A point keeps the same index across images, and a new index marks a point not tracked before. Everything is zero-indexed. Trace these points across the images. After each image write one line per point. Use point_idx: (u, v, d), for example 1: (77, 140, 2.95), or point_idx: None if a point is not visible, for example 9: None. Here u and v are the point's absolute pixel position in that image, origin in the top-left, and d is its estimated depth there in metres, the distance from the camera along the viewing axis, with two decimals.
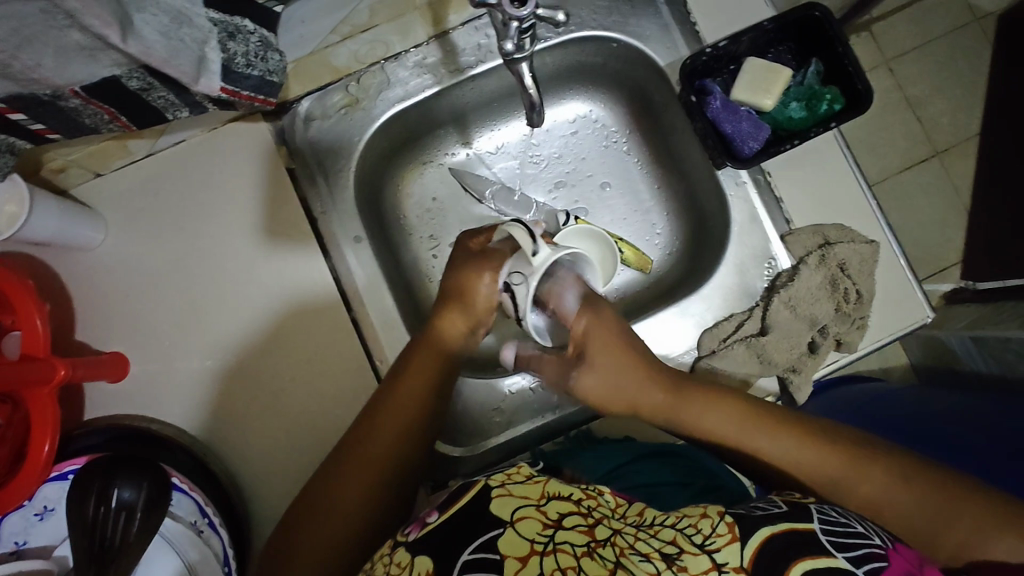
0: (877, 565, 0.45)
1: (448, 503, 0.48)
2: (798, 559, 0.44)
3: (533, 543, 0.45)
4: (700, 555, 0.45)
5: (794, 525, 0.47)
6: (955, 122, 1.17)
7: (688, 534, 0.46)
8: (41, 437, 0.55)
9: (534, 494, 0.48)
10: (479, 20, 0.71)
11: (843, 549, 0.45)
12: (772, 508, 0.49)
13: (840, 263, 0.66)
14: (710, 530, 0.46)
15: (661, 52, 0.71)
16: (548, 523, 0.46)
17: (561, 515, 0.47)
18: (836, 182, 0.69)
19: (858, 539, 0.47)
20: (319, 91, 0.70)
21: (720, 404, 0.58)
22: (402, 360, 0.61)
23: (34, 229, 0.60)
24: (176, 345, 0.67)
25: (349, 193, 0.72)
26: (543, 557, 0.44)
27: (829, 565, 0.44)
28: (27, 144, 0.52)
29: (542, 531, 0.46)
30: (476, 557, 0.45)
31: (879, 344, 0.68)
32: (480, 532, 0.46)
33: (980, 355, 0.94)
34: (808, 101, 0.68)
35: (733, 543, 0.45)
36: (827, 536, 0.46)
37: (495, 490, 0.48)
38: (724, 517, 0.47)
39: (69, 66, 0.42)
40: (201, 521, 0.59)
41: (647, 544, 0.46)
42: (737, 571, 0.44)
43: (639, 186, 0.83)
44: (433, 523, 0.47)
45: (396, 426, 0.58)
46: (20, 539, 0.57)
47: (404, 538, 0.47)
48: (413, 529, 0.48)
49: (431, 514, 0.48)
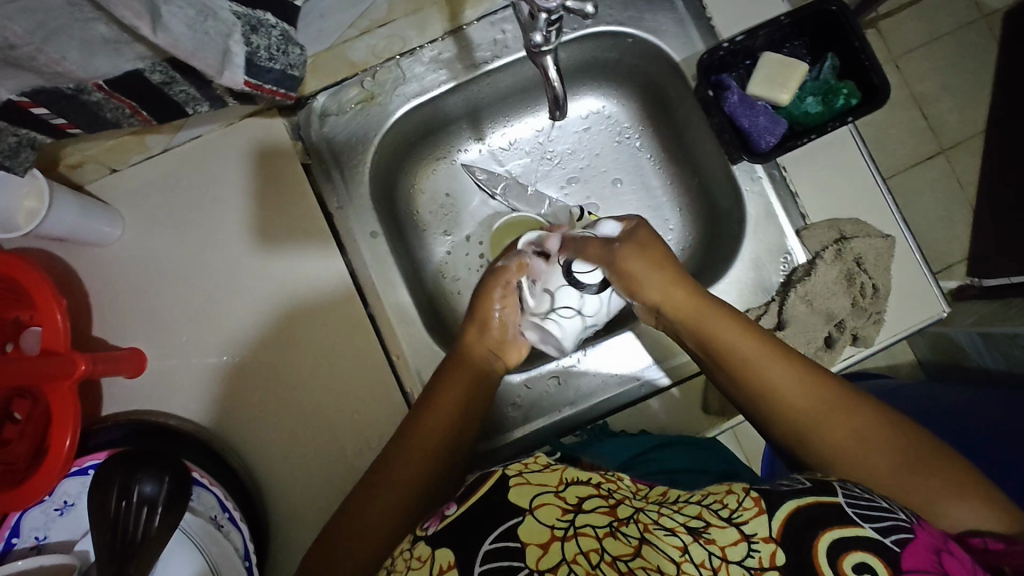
0: (903, 536, 0.44)
1: (465, 496, 0.49)
2: (826, 529, 0.44)
3: (552, 529, 0.44)
4: (727, 528, 0.44)
5: (818, 498, 0.47)
6: (962, 118, 1.17)
7: (713, 510, 0.46)
8: (62, 431, 0.55)
9: (552, 481, 0.48)
10: (495, 15, 0.71)
11: (869, 520, 0.45)
12: (795, 484, 0.49)
13: (856, 258, 0.66)
14: (737, 505, 0.46)
15: (677, 47, 0.71)
16: (567, 509, 0.46)
17: (581, 499, 0.47)
18: (852, 178, 0.69)
19: (882, 512, 0.46)
20: (334, 87, 0.71)
21: (734, 328, 0.59)
22: (439, 377, 0.64)
23: (52, 225, 0.60)
24: (193, 341, 0.67)
25: (364, 189, 0.72)
26: (564, 542, 0.44)
27: (855, 533, 0.44)
28: (48, 138, 0.52)
29: (561, 516, 0.45)
30: (497, 546, 0.44)
31: (895, 339, 0.68)
32: (500, 522, 0.45)
33: (988, 350, 0.94)
34: (825, 95, 0.68)
35: (761, 516, 0.45)
36: (852, 508, 0.46)
37: (513, 479, 0.49)
38: (749, 493, 0.47)
39: (94, 59, 0.42)
40: (221, 516, 0.59)
41: (671, 519, 0.46)
42: (767, 541, 0.44)
43: (653, 183, 0.83)
44: (450, 515, 0.47)
45: (435, 434, 0.60)
46: (40, 535, 0.57)
47: (423, 533, 0.47)
48: (432, 522, 0.48)
49: (448, 507, 0.48)
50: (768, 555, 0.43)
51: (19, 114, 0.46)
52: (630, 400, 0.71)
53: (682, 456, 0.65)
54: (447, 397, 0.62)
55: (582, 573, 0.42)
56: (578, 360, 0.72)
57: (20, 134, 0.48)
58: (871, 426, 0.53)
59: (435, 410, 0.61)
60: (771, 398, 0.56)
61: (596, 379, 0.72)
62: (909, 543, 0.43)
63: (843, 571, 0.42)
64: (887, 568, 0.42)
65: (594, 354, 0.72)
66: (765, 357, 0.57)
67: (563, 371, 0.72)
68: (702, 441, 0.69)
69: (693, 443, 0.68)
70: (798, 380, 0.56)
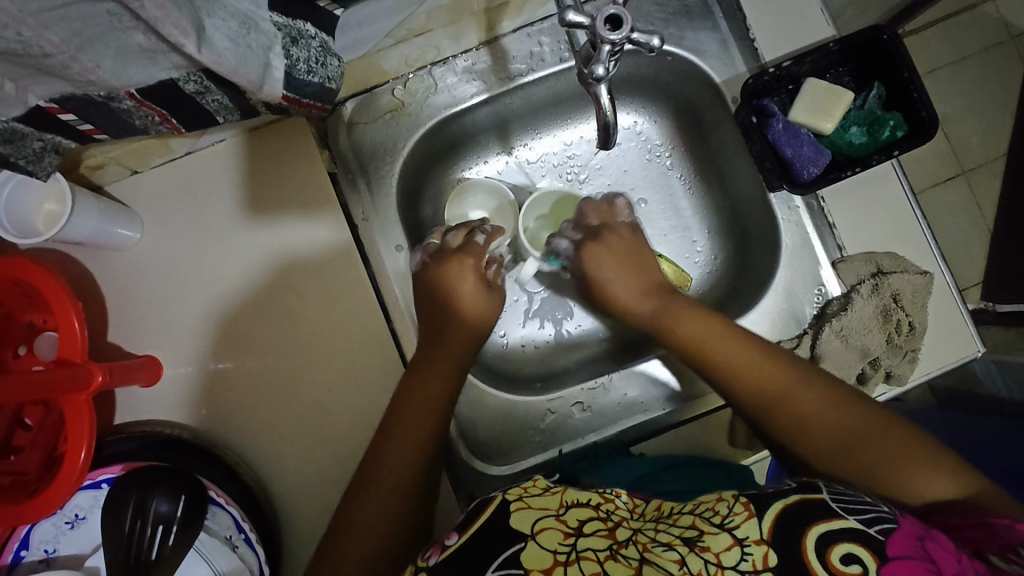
0: (888, 526, 0.43)
1: (466, 523, 0.48)
2: (810, 524, 0.44)
3: (555, 554, 0.45)
4: (720, 533, 0.45)
5: (804, 495, 0.46)
6: (983, 141, 1.15)
7: (706, 517, 0.47)
8: (77, 444, 0.53)
9: (553, 504, 0.49)
10: (532, 27, 0.69)
11: (854, 512, 0.44)
12: (782, 485, 0.48)
13: (893, 294, 0.65)
14: (728, 510, 0.46)
15: (718, 69, 0.69)
16: (569, 532, 0.47)
17: (581, 522, 0.48)
18: (892, 210, 0.68)
19: (867, 505, 0.45)
20: (365, 94, 0.68)
21: (740, 347, 0.58)
22: (426, 355, 0.63)
23: (72, 229, 0.59)
24: (210, 350, 0.66)
25: (391, 200, 0.71)
26: (567, 567, 0.44)
27: (841, 525, 0.43)
28: (73, 143, 0.50)
29: (563, 541, 0.46)
30: (501, 574, 0.44)
31: (929, 377, 0.67)
32: (503, 548, 0.46)
33: (1001, 380, 0.92)
34: (870, 126, 0.66)
35: (751, 519, 0.45)
36: (837, 502, 0.45)
37: (514, 504, 0.48)
38: (739, 497, 0.47)
39: (128, 68, 0.40)
40: (237, 537, 0.56)
41: (668, 533, 0.47)
42: (759, 544, 0.43)
43: (682, 203, 0.80)
44: (453, 546, 0.47)
45: (424, 414, 0.59)
46: (50, 547, 0.56)
47: (424, 563, 0.47)
48: (433, 552, 0.47)
49: (449, 536, 0.48)
50: (760, 557, 0.43)
51: (45, 120, 0.44)
52: (654, 429, 0.70)
53: (700, 479, 0.63)
54: (424, 390, 0.60)
55: None
56: (605, 383, 0.71)
57: (45, 139, 0.47)
58: (904, 453, 0.49)
59: (417, 402, 0.59)
60: (784, 400, 0.54)
61: (620, 401, 0.71)
62: (892, 532, 0.43)
63: (832, 564, 0.42)
64: (873, 558, 0.42)
65: (621, 375, 0.71)
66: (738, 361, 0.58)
67: (586, 396, 0.71)
68: (725, 464, 0.66)
69: (711, 465, 0.65)
70: (798, 390, 0.55)
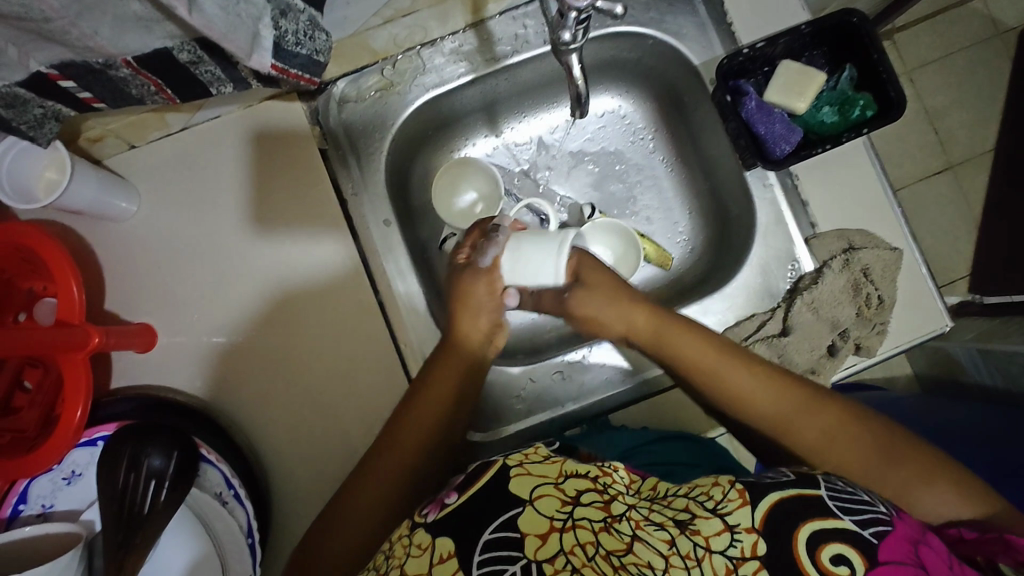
0: (882, 528, 0.45)
1: (465, 484, 0.50)
2: (807, 521, 0.45)
3: (552, 520, 0.46)
4: (711, 518, 0.46)
5: (801, 490, 0.47)
6: (970, 135, 1.18)
7: (700, 501, 0.48)
8: (74, 402, 0.56)
9: (553, 473, 0.49)
10: (518, 10, 0.72)
11: (850, 513, 0.46)
12: (779, 477, 0.49)
13: (863, 268, 0.67)
14: (722, 496, 0.47)
15: (696, 52, 0.71)
16: (566, 501, 0.47)
17: (578, 493, 0.48)
18: (863, 188, 0.70)
19: (863, 505, 0.47)
20: (354, 73, 0.71)
21: (707, 348, 0.58)
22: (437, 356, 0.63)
23: (72, 197, 0.61)
24: (204, 319, 0.68)
25: (379, 176, 0.73)
26: (562, 534, 0.45)
27: (837, 525, 0.45)
28: (72, 112, 0.52)
29: (560, 508, 0.46)
30: (496, 535, 0.45)
31: (897, 349, 0.69)
32: (494, 514, 0.47)
33: (984, 366, 0.93)
34: (841, 105, 0.70)
35: (745, 507, 0.46)
36: (834, 501, 0.47)
37: (514, 470, 0.50)
38: (734, 485, 0.48)
39: (124, 36, 0.42)
40: (226, 493, 0.60)
41: (661, 514, 0.47)
42: (749, 531, 0.45)
43: (664, 184, 0.83)
44: (452, 504, 0.48)
45: (432, 410, 0.60)
46: (47, 502, 0.59)
47: (422, 519, 0.48)
48: (432, 509, 0.49)
49: (448, 495, 0.49)
50: (749, 546, 0.44)
51: (47, 86, 0.46)
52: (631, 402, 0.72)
53: (675, 450, 0.66)
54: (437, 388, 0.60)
55: (578, 564, 0.43)
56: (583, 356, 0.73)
57: (47, 106, 0.49)
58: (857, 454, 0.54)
59: (428, 399, 0.60)
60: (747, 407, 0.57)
61: (599, 378, 0.72)
62: (885, 535, 0.44)
63: (822, 564, 0.43)
64: (863, 561, 0.43)
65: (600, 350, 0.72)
66: (720, 366, 0.58)
67: (567, 367, 0.72)
68: (698, 438, 0.69)
69: (684, 438, 0.68)
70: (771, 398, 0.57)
